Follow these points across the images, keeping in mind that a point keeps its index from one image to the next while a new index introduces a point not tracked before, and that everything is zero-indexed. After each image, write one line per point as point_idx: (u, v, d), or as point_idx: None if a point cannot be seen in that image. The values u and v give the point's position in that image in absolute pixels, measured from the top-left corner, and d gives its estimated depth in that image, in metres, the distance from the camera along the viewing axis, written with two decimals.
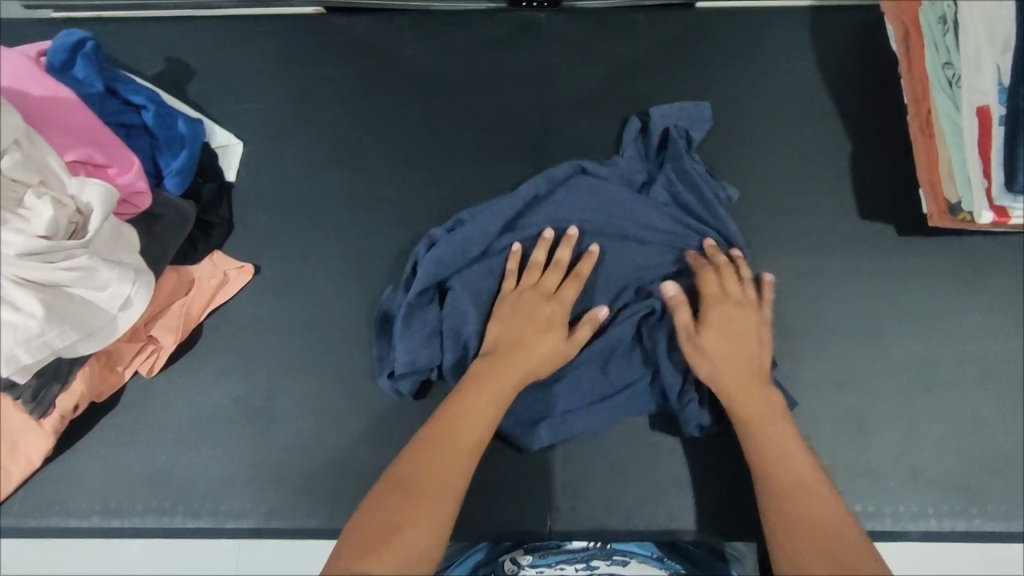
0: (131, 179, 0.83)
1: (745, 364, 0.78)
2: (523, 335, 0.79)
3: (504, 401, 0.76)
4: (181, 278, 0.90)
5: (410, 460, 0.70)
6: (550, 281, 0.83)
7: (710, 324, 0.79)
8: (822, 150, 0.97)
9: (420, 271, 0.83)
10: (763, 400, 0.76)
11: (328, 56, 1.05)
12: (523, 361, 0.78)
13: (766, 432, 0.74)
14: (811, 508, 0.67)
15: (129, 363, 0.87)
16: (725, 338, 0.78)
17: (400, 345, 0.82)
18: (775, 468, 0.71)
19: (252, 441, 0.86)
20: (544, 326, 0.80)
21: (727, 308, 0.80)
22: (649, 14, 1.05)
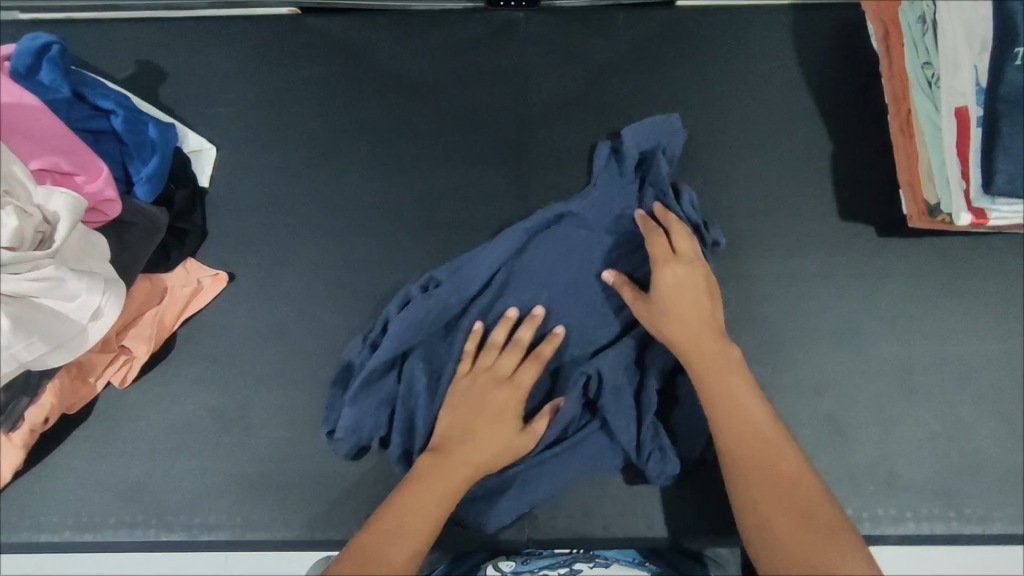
0: (99, 187, 0.81)
1: (696, 323, 0.77)
2: (474, 425, 0.77)
3: (450, 497, 0.72)
4: (154, 286, 0.88)
5: (347, 559, 0.65)
6: (506, 365, 0.80)
7: (660, 289, 0.79)
8: (801, 151, 0.96)
9: (387, 336, 0.81)
10: (716, 364, 0.74)
11: (303, 57, 1.03)
12: (473, 458, 0.75)
13: (728, 406, 0.72)
14: (785, 489, 0.66)
15: (101, 375, 0.86)
16: (673, 301, 0.78)
17: (348, 407, 0.81)
18: (741, 445, 0.70)
19: (226, 451, 0.85)
20: (497, 418, 0.78)
21: (673, 268, 0.79)
22: (628, 14, 1.04)
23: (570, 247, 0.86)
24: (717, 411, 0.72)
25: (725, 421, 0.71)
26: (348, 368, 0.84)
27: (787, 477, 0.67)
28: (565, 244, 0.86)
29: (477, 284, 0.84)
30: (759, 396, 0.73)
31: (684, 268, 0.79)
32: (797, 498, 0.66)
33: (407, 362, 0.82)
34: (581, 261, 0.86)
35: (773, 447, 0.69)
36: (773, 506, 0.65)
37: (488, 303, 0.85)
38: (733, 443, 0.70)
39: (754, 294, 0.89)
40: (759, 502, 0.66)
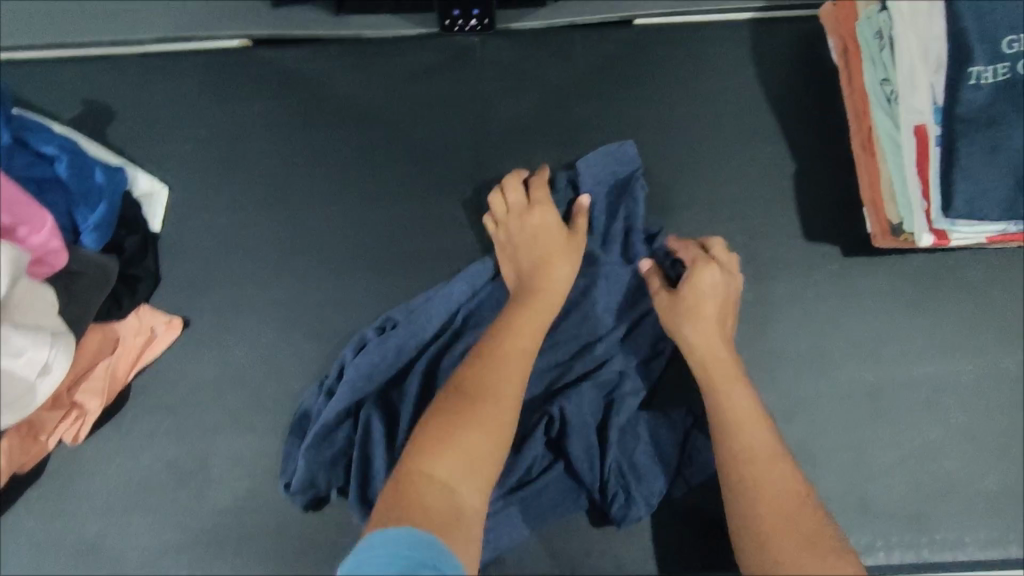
0: (46, 239, 0.78)
1: (716, 331, 0.79)
2: (545, 248, 0.83)
3: (546, 311, 0.79)
4: (105, 337, 0.86)
5: (465, 375, 0.72)
6: (519, 199, 0.86)
7: (690, 285, 0.81)
8: (762, 171, 0.95)
9: (341, 386, 0.81)
10: (732, 378, 0.76)
11: (255, 91, 1.01)
12: (555, 270, 0.81)
13: (735, 420, 0.74)
14: (787, 508, 0.69)
15: (53, 431, 0.83)
16: (702, 301, 0.80)
17: (301, 461, 0.79)
18: (745, 460, 0.72)
19: (185, 505, 0.84)
20: (538, 235, 0.83)
21: (708, 269, 0.81)
22: (584, 33, 1.02)
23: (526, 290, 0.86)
24: (725, 423, 0.74)
25: (732, 434, 0.74)
26: (302, 413, 0.84)
27: (787, 493, 0.70)
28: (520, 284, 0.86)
29: (433, 327, 0.84)
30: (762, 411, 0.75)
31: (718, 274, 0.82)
32: (797, 515, 0.68)
33: (362, 413, 0.82)
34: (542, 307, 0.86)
35: (773, 465, 0.71)
36: (773, 523, 0.68)
37: (445, 342, 0.85)
38: (738, 456, 0.72)
39: None
40: (759, 516, 0.69)
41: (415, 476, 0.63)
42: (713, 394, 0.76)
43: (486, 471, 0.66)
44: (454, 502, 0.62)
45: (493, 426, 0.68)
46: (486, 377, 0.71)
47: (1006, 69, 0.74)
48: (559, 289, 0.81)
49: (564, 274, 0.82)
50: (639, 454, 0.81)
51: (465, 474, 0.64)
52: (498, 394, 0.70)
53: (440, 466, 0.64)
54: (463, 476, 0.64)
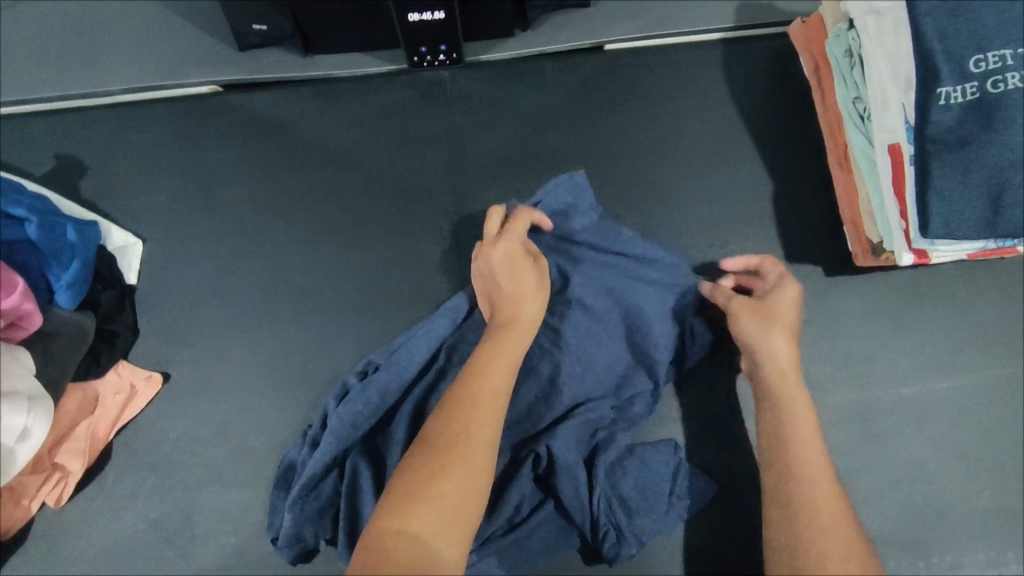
0: (17, 301, 0.78)
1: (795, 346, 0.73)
2: (509, 285, 0.78)
3: (516, 348, 0.73)
4: (85, 396, 0.85)
5: (438, 421, 0.65)
6: (491, 228, 0.82)
7: (778, 299, 0.75)
8: (741, 193, 0.95)
9: (325, 436, 0.79)
10: (802, 398, 0.69)
11: (227, 137, 1.00)
12: (519, 308, 0.77)
13: (803, 443, 0.66)
14: (831, 520, 0.60)
15: (35, 496, 0.82)
16: (786, 315, 0.74)
17: (286, 515, 0.78)
18: (808, 489, 0.62)
19: (170, 565, 0.82)
20: (505, 266, 0.79)
21: (793, 287, 0.76)
22: (555, 61, 1.02)
23: None
24: (792, 446, 0.66)
25: (796, 457, 0.65)
26: (285, 463, 0.83)
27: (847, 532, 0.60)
28: None
29: (418, 367, 0.82)
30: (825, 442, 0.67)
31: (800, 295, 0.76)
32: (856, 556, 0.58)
33: (349, 461, 0.80)
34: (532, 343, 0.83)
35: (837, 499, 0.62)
36: (824, 533, 0.59)
37: (429, 382, 0.83)
38: (798, 481, 0.63)
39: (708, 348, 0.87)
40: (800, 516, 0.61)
41: (385, 536, 0.57)
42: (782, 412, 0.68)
43: (464, 519, 0.60)
44: (429, 559, 0.56)
45: (469, 467, 0.62)
46: (456, 419, 0.65)
47: (975, 88, 0.75)
48: (528, 320, 0.76)
49: (535, 305, 0.78)
50: (628, 486, 0.80)
51: (440, 530, 0.58)
52: (470, 435, 0.64)
53: (412, 522, 0.57)
54: (437, 531, 0.58)
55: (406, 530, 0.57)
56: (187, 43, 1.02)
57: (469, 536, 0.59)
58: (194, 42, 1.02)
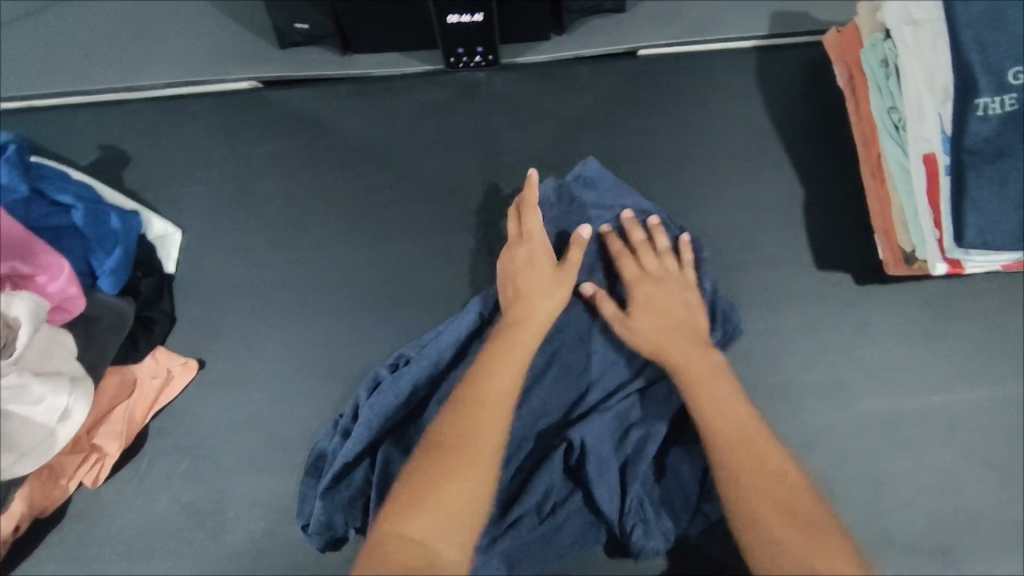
0: (62, 285, 0.82)
1: (677, 330, 0.78)
2: (525, 287, 0.80)
3: (526, 349, 0.74)
4: (123, 379, 0.87)
5: (447, 419, 0.67)
6: (518, 228, 0.85)
7: (638, 300, 0.81)
8: (771, 199, 0.95)
9: (359, 423, 0.80)
10: (709, 378, 0.73)
11: (266, 131, 1.02)
12: (534, 309, 0.78)
13: (723, 418, 0.70)
14: (755, 472, 0.64)
15: (72, 475, 0.85)
16: (657, 311, 0.79)
17: (318, 502, 0.79)
18: (758, 468, 0.64)
19: (202, 546, 0.84)
20: (527, 268, 0.81)
21: (643, 285, 0.82)
22: (589, 65, 1.04)
23: None
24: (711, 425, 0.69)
25: (718, 435, 0.68)
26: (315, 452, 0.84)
27: (790, 480, 0.64)
28: None
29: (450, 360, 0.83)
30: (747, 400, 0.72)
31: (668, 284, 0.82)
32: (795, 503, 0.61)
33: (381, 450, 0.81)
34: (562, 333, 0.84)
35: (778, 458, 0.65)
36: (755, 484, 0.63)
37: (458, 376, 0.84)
38: (730, 458, 0.66)
39: (736, 351, 0.87)
40: (734, 476, 0.65)
41: (390, 536, 0.58)
42: (699, 397, 0.72)
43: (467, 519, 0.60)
44: (432, 560, 0.56)
45: (475, 468, 0.62)
46: (464, 421, 0.66)
47: (1013, 99, 0.76)
48: (539, 323, 0.77)
49: (549, 306, 0.79)
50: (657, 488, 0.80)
51: (446, 531, 0.59)
52: (478, 438, 0.65)
53: (416, 523, 0.58)
54: (443, 532, 0.58)
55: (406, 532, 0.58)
56: (232, 39, 1.05)
57: (472, 538, 0.60)
58: (237, 39, 1.05)
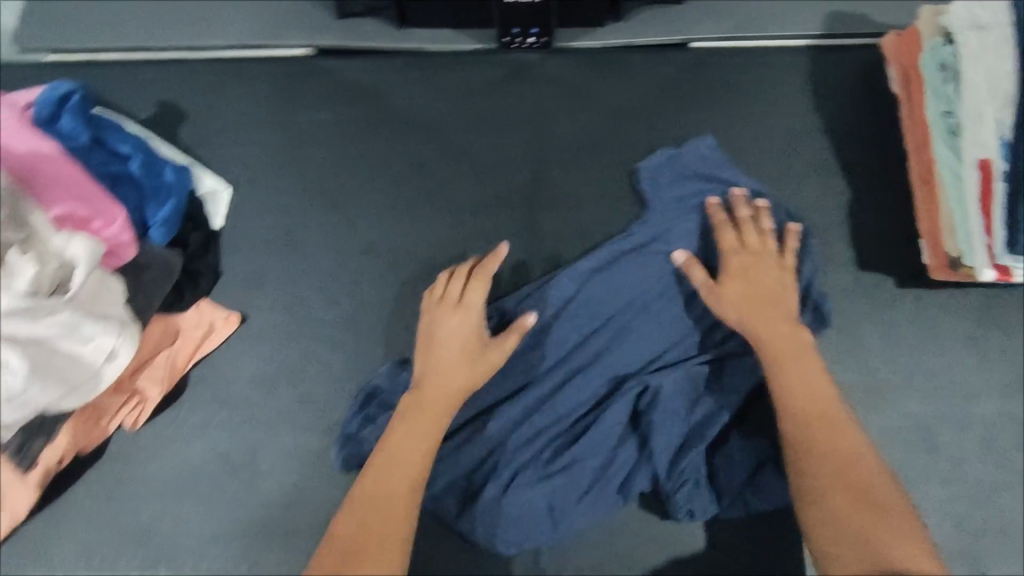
0: (116, 232, 0.85)
1: (770, 303, 0.82)
2: (441, 363, 0.82)
3: (430, 437, 0.78)
4: (167, 328, 0.90)
5: (352, 516, 0.72)
6: (455, 292, 0.86)
7: (741, 269, 0.84)
8: (818, 197, 0.95)
9: None
10: (793, 352, 0.78)
11: (319, 98, 1.04)
12: (443, 393, 0.80)
13: (802, 392, 0.75)
14: (832, 450, 0.71)
15: (114, 416, 0.88)
16: (748, 286, 0.83)
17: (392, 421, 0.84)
18: (833, 446, 0.71)
19: (236, 494, 0.86)
20: (452, 340, 0.83)
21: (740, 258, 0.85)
22: (642, 54, 1.05)
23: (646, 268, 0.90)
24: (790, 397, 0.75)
25: (797, 408, 0.74)
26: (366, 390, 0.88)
27: (862, 460, 0.71)
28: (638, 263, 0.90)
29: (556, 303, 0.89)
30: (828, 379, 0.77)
31: (768, 260, 0.85)
32: (869, 484, 0.69)
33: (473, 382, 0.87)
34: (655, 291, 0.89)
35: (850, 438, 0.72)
36: (830, 462, 0.70)
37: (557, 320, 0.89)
38: (807, 432, 0.72)
39: None
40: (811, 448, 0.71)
41: None
42: (779, 369, 0.77)
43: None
44: None
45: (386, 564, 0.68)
46: (379, 515, 0.72)
47: None
48: (450, 402, 0.80)
49: (459, 387, 0.80)
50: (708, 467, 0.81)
51: None
52: (388, 534, 0.70)
53: None
54: None
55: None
56: (293, 8, 1.08)
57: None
58: (298, 7, 1.07)
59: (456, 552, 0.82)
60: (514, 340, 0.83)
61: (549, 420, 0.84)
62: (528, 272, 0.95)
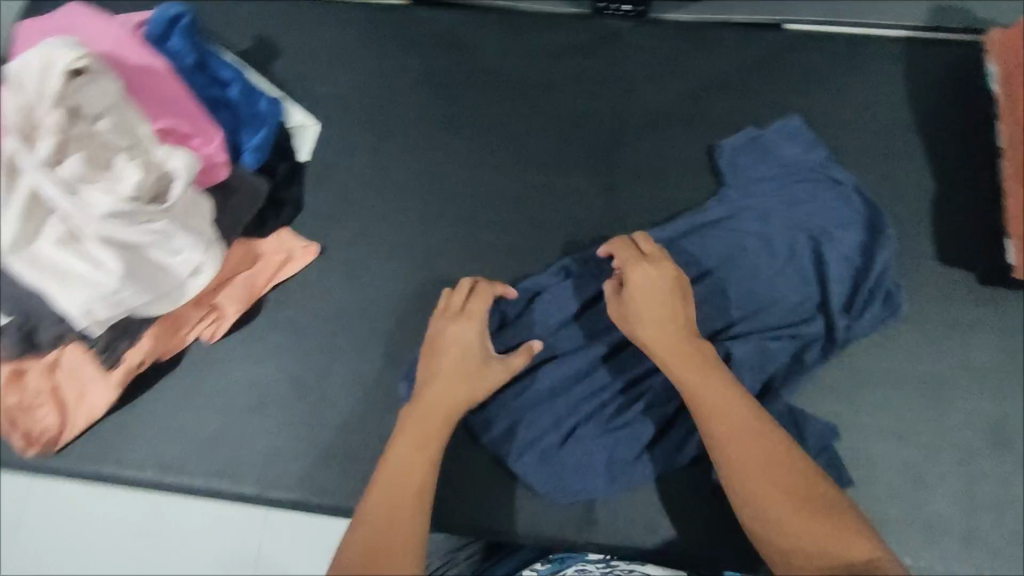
0: (213, 150, 0.87)
1: (667, 322, 0.78)
2: (440, 372, 0.80)
3: (434, 443, 0.74)
4: (247, 253, 0.93)
5: (360, 529, 0.66)
6: (457, 301, 0.85)
7: (632, 291, 0.80)
8: (902, 187, 0.95)
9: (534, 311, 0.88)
10: (697, 374, 0.74)
11: (411, 47, 1.06)
12: (444, 401, 0.77)
13: (715, 415, 0.72)
14: (761, 466, 0.68)
15: (192, 329, 0.91)
16: (657, 301, 0.79)
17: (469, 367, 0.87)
18: (760, 464, 0.68)
19: (302, 415, 0.89)
20: (455, 348, 0.81)
21: (645, 270, 0.81)
22: (734, 31, 1.04)
23: (720, 242, 0.93)
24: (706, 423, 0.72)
25: (715, 433, 0.71)
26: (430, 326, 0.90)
27: (792, 466, 0.68)
28: (714, 237, 0.93)
29: None
30: (740, 390, 0.73)
31: (659, 272, 0.81)
32: (808, 494, 0.66)
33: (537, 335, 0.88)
34: (727, 264, 0.92)
35: (777, 449, 0.69)
36: (763, 485, 0.67)
37: None
38: (729, 460, 0.69)
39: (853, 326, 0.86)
40: (742, 473, 0.68)
41: None
42: (689, 395, 0.74)
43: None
44: None
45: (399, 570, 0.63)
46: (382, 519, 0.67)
47: None
48: (451, 410, 0.77)
49: (459, 396, 0.78)
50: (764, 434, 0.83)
51: None
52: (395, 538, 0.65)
53: None
54: None
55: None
56: None
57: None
58: None
59: (512, 495, 0.83)
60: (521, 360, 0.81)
61: (613, 376, 0.85)
62: (602, 234, 0.96)
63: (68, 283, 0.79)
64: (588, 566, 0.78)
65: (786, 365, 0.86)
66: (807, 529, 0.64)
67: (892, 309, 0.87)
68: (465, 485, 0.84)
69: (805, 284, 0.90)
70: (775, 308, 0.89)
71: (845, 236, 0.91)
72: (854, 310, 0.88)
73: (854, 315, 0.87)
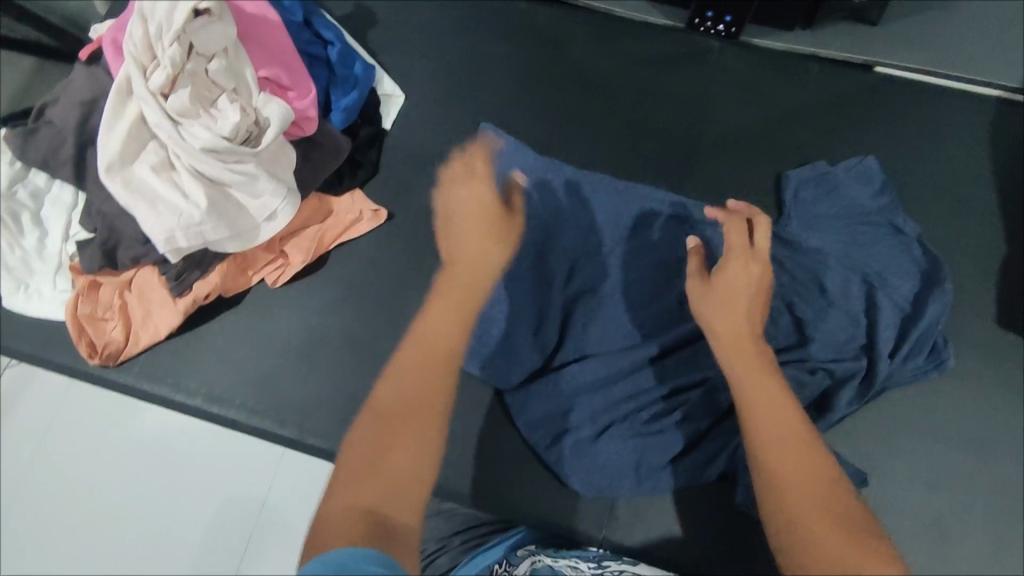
0: (305, 105, 0.90)
1: (741, 314, 0.74)
2: (455, 213, 0.75)
3: (465, 289, 0.69)
4: (320, 207, 0.97)
5: (389, 385, 0.60)
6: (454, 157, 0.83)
7: (722, 273, 0.78)
8: (971, 246, 0.95)
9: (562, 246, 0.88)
10: (755, 362, 0.69)
11: (504, 36, 1.09)
12: (469, 242, 0.73)
13: (760, 401, 0.65)
14: (800, 459, 0.59)
15: (258, 271, 0.95)
16: (737, 291, 0.76)
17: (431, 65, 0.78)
18: (799, 459, 0.59)
19: (348, 370, 0.93)
20: (463, 194, 0.76)
21: (739, 259, 0.79)
22: (824, 65, 1.05)
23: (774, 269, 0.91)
24: (750, 405, 0.65)
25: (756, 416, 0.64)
26: None
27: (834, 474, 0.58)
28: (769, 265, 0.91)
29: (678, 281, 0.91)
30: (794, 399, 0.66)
31: (757, 266, 0.79)
32: (846, 500, 0.56)
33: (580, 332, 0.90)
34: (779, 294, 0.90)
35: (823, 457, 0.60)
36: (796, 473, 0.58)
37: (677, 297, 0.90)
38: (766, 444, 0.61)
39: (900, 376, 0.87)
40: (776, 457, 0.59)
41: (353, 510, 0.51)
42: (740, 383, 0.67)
43: (410, 505, 0.53)
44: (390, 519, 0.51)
45: (413, 439, 0.56)
46: (410, 385, 0.60)
47: None
48: (480, 258, 0.72)
49: (492, 242, 0.73)
50: None
51: (391, 490, 0.53)
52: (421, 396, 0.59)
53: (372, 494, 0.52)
54: (391, 492, 0.53)
55: (326, 511, 0.52)
56: None
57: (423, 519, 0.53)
58: None
59: (538, 480, 0.86)
60: (519, 198, 0.83)
61: (649, 384, 0.86)
62: None
63: (157, 207, 0.83)
64: (579, 564, 0.77)
65: (824, 403, 0.85)
66: (834, 527, 0.53)
67: (941, 361, 0.87)
68: (496, 465, 0.86)
69: (854, 324, 0.88)
70: (821, 343, 0.88)
71: (901, 283, 0.90)
72: (902, 358, 0.87)
73: (898, 364, 0.86)
